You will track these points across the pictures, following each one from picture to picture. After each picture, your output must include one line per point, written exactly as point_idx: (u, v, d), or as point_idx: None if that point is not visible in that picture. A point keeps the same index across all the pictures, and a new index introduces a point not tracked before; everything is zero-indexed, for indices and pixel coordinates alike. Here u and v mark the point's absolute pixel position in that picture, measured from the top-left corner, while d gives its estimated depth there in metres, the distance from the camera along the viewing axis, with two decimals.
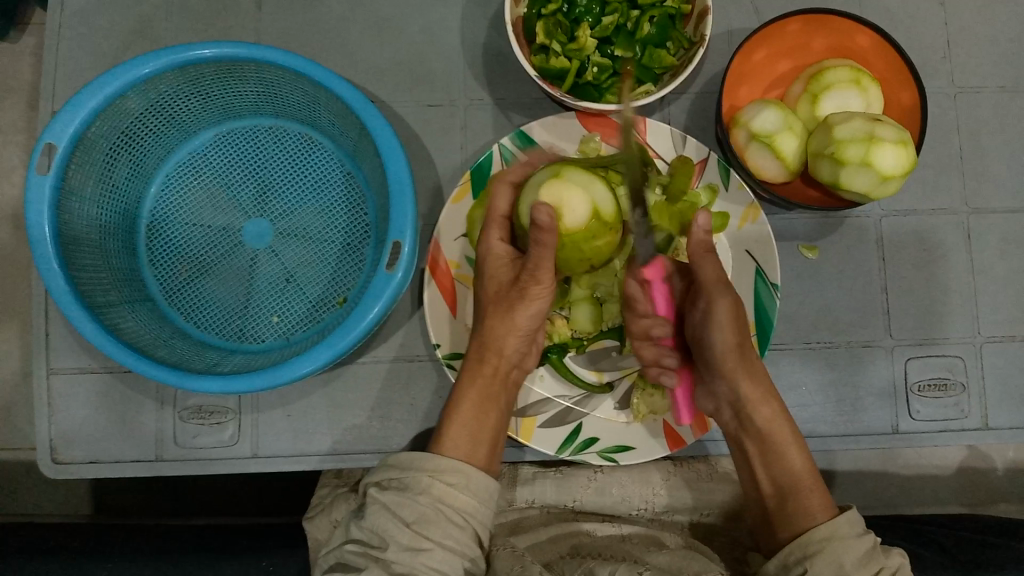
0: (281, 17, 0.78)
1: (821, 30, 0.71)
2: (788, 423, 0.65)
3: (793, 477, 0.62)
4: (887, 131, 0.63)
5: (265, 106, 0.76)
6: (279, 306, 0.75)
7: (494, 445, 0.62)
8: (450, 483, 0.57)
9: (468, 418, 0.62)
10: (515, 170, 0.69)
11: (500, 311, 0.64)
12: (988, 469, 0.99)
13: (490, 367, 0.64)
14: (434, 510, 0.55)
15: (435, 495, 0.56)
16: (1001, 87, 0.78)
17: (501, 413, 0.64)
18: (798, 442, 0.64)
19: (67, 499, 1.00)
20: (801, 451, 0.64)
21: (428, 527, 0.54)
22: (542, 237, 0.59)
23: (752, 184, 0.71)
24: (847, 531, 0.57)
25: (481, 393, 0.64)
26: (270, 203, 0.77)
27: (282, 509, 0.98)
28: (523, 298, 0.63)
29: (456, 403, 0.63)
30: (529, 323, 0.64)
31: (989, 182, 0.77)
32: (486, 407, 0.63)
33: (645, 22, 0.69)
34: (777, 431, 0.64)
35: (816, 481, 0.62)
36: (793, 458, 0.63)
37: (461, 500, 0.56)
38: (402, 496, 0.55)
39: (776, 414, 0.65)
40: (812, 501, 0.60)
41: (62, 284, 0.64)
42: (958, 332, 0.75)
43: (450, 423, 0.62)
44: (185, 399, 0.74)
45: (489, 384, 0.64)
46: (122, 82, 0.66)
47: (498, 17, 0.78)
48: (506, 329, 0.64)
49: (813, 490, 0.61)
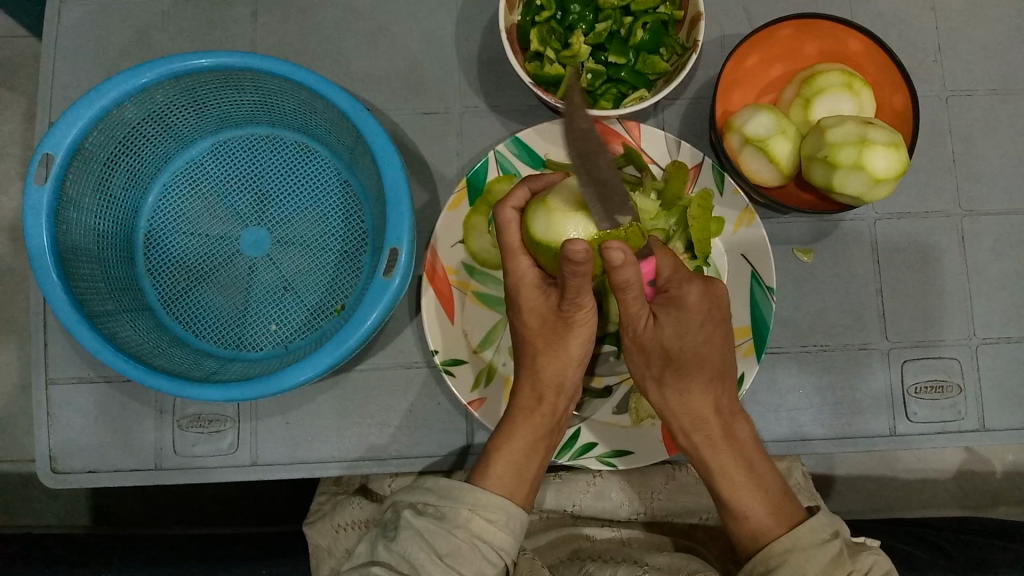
0: (277, 26, 0.78)
1: (812, 35, 0.71)
2: (728, 448, 0.62)
3: (743, 504, 0.59)
4: (879, 133, 0.64)
5: (262, 116, 0.77)
6: (277, 314, 0.75)
7: (534, 482, 0.62)
8: (490, 519, 0.57)
9: (513, 452, 0.61)
10: (519, 193, 0.64)
11: (550, 343, 0.63)
12: (987, 471, 0.99)
13: (547, 405, 0.63)
14: (468, 545, 0.55)
15: (473, 530, 0.56)
16: (993, 89, 0.79)
17: (549, 451, 0.63)
18: (746, 464, 0.61)
19: (66, 510, 1.00)
20: (752, 476, 0.61)
21: (459, 561, 0.54)
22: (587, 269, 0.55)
23: (748, 189, 0.71)
24: (810, 541, 0.56)
25: (529, 428, 0.63)
26: (268, 212, 0.77)
27: (282, 518, 0.98)
28: (569, 326, 0.63)
29: (505, 435, 0.62)
30: (580, 351, 0.64)
31: (982, 184, 0.78)
32: (537, 443, 0.62)
33: (639, 28, 0.70)
34: (714, 460, 0.61)
35: (771, 508, 0.59)
36: (739, 484, 0.60)
37: (498, 536, 0.56)
38: (437, 525, 0.55)
39: (716, 444, 0.62)
40: (765, 524, 0.58)
41: (60, 294, 0.64)
42: (953, 333, 0.76)
43: (495, 455, 0.61)
44: (184, 408, 0.75)
45: (543, 419, 0.63)
46: (119, 92, 0.66)
47: (492, 24, 0.78)
48: (559, 362, 0.64)
49: (764, 512, 0.59)
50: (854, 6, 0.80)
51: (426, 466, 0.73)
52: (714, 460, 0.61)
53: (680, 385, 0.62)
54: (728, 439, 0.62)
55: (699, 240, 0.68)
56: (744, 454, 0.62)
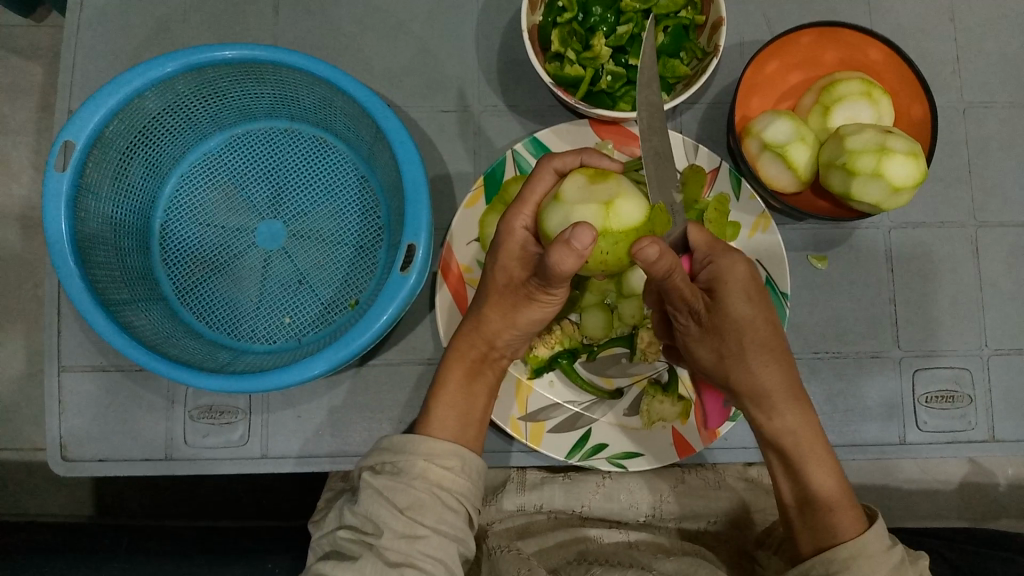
0: (299, 21, 0.79)
1: (832, 43, 0.71)
2: (817, 434, 0.61)
3: (821, 485, 0.59)
4: (898, 142, 0.64)
5: (280, 109, 0.77)
6: (291, 307, 0.75)
7: (480, 424, 0.64)
8: (446, 467, 0.57)
9: (455, 400, 0.63)
10: (568, 159, 0.62)
11: (502, 305, 0.62)
12: (990, 484, 0.99)
13: (474, 353, 0.64)
14: (428, 495, 0.55)
15: (431, 480, 0.56)
16: (1009, 102, 0.79)
17: (489, 395, 0.65)
18: (829, 455, 0.61)
19: (69, 500, 1.00)
20: (836, 468, 0.61)
21: (421, 512, 0.54)
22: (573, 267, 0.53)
23: (763, 194, 0.72)
24: (878, 548, 0.55)
25: (466, 375, 0.64)
26: (284, 205, 0.77)
27: (287, 512, 0.98)
28: (528, 301, 0.61)
29: (443, 384, 0.64)
30: (529, 324, 0.63)
31: (997, 195, 0.78)
32: (474, 387, 0.64)
33: (660, 31, 0.69)
34: (801, 437, 0.61)
35: (848, 495, 0.59)
36: (823, 472, 0.60)
37: (456, 482, 0.57)
38: (396, 481, 0.56)
39: (804, 423, 0.61)
40: (844, 519, 0.57)
41: (77, 281, 0.64)
42: (964, 343, 0.76)
43: (436, 402, 0.63)
44: (195, 399, 0.74)
45: (476, 366, 0.64)
46: (141, 81, 0.66)
47: (512, 24, 0.79)
48: (503, 323, 0.63)
49: (846, 506, 0.58)
50: (873, 15, 0.80)
51: None
52: (808, 444, 0.61)
53: (757, 351, 0.61)
54: (819, 431, 0.61)
55: None
56: (823, 440, 0.61)
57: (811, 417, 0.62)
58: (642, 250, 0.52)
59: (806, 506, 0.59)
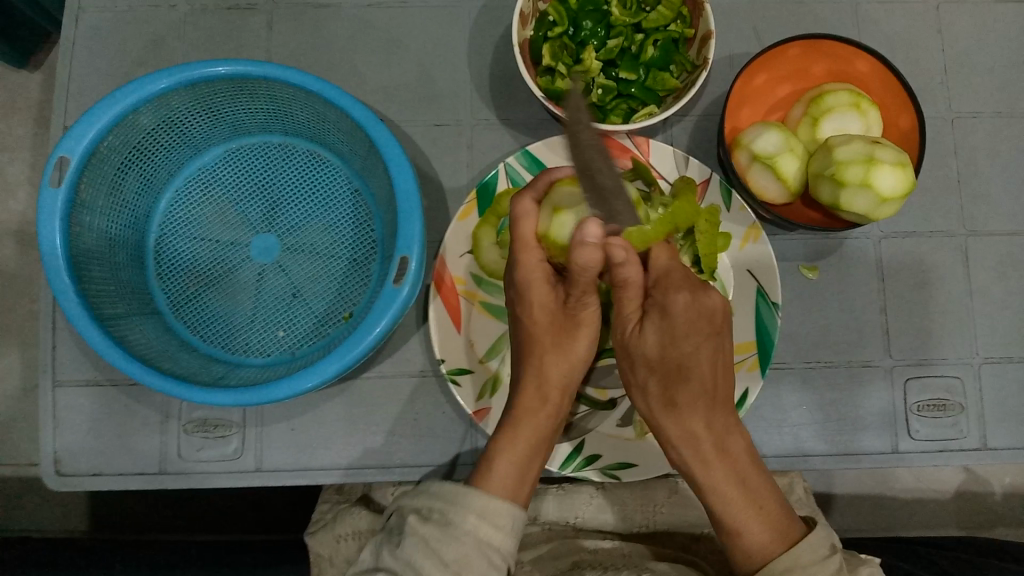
0: (292, 37, 0.79)
1: (819, 55, 0.72)
2: (721, 459, 0.58)
3: (737, 516, 0.56)
4: (886, 153, 0.64)
5: (274, 124, 0.77)
6: (285, 321, 0.75)
7: (532, 482, 0.60)
8: (496, 524, 0.54)
9: (516, 450, 0.60)
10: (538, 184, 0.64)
11: (557, 342, 0.63)
12: (986, 492, 0.99)
13: (552, 405, 0.62)
14: (476, 553, 0.52)
15: (479, 537, 0.53)
16: (996, 112, 0.80)
17: (548, 451, 0.62)
18: (737, 478, 0.57)
19: (64, 516, 0.99)
20: (749, 494, 0.57)
21: (468, 569, 0.52)
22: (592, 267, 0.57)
23: (754, 205, 0.72)
24: (811, 559, 0.53)
25: (532, 425, 0.61)
26: (278, 219, 0.78)
27: (283, 526, 0.98)
28: (576, 325, 0.63)
29: (506, 433, 0.61)
30: (585, 355, 0.64)
31: (985, 205, 0.78)
32: (535, 442, 0.61)
33: (650, 45, 0.70)
34: (711, 473, 0.57)
35: (770, 519, 0.56)
36: (739, 500, 0.56)
37: (505, 542, 0.54)
38: (445, 534, 0.53)
39: (708, 454, 0.58)
40: (763, 539, 0.55)
41: (71, 296, 0.64)
42: (955, 352, 0.76)
43: (494, 455, 0.59)
44: (190, 412, 0.75)
45: (543, 418, 0.62)
46: (136, 97, 0.67)
47: (503, 38, 0.79)
48: (563, 361, 0.63)
49: (761, 527, 0.55)
50: (860, 27, 0.81)
51: (429, 475, 0.73)
52: (703, 478, 0.58)
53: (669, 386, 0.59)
54: (720, 454, 0.58)
55: (706, 256, 0.68)
56: (735, 465, 0.57)
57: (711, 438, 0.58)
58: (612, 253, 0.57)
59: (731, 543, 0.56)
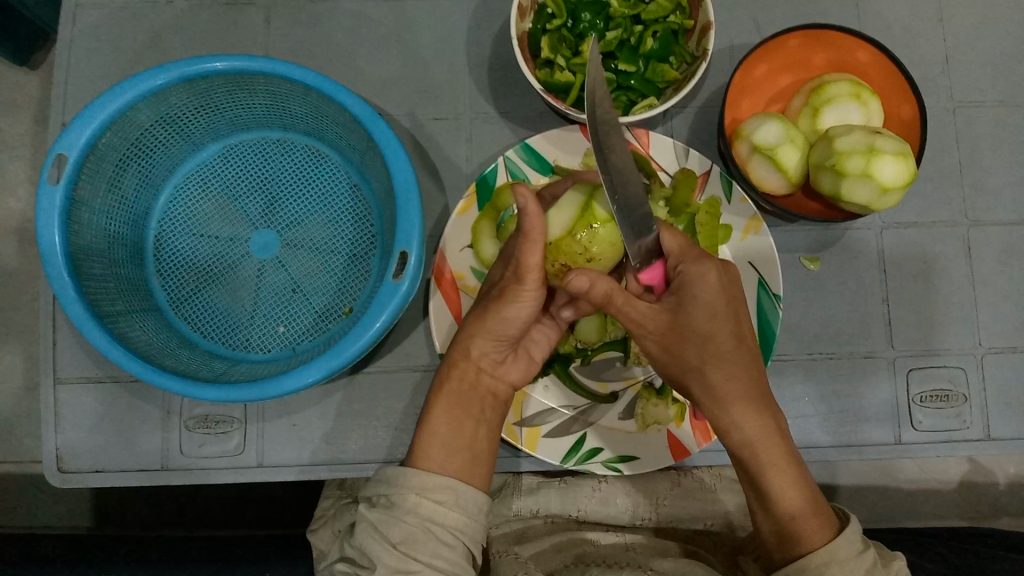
0: (290, 32, 0.79)
1: (821, 45, 0.72)
2: (777, 439, 0.57)
3: (788, 501, 0.56)
4: (887, 143, 0.64)
5: (272, 119, 0.77)
6: (285, 316, 0.75)
7: (472, 454, 0.59)
8: (438, 501, 0.54)
9: (440, 427, 0.59)
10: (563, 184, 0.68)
11: (484, 310, 0.62)
12: (990, 483, 0.99)
13: (463, 371, 0.62)
14: (421, 530, 0.53)
15: (423, 515, 0.54)
16: (999, 101, 0.79)
17: (479, 425, 0.61)
18: (792, 459, 0.58)
19: (69, 512, 1.00)
20: (799, 472, 0.57)
21: (416, 547, 0.52)
22: (533, 228, 0.57)
23: (755, 197, 0.72)
24: (847, 553, 0.54)
25: (454, 400, 0.61)
26: (277, 214, 0.77)
27: (287, 522, 0.98)
28: (505, 295, 0.61)
29: (428, 413, 0.60)
30: (506, 327, 0.62)
31: (988, 194, 0.78)
32: (458, 414, 0.60)
33: (649, 36, 0.70)
34: (766, 454, 0.57)
35: (818, 508, 0.56)
36: (784, 480, 0.57)
37: (451, 517, 0.54)
38: (390, 516, 0.54)
39: (762, 433, 0.57)
40: (809, 531, 0.55)
41: (71, 294, 0.64)
42: (958, 343, 0.76)
43: (422, 434, 0.59)
44: (192, 408, 0.75)
45: (457, 391, 0.61)
46: (133, 94, 0.66)
47: (502, 30, 0.79)
48: (483, 329, 0.62)
49: (809, 513, 0.56)
50: (861, 16, 0.80)
51: None
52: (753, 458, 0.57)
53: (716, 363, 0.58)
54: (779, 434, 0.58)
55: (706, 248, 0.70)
56: (787, 445, 0.58)
57: (770, 420, 0.58)
58: (572, 280, 0.56)
59: (776, 526, 0.57)
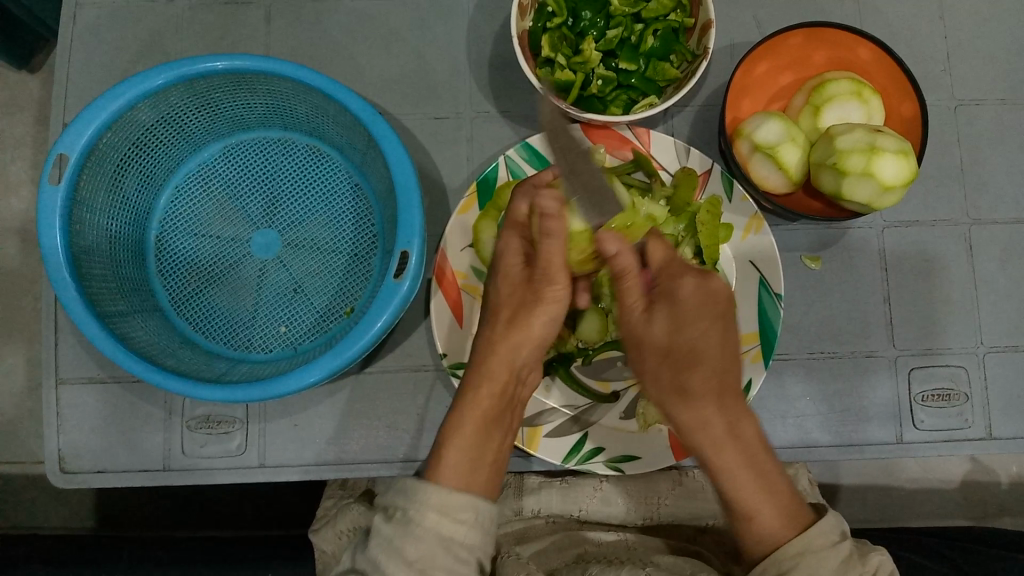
0: (290, 32, 0.79)
1: (821, 44, 0.72)
2: (737, 441, 0.56)
3: (750, 503, 0.54)
4: (887, 141, 0.64)
5: (273, 118, 0.77)
6: (286, 316, 0.75)
7: (494, 465, 0.58)
8: (460, 519, 0.53)
9: (467, 441, 0.58)
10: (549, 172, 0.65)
11: (517, 316, 0.62)
12: (992, 482, 0.99)
13: (500, 385, 0.60)
14: (439, 548, 0.51)
15: (441, 533, 0.52)
16: (1000, 99, 0.79)
17: (506, 434, 0.60)
18: (754, 462, 0.55)
19: (71, 513, 1.00)
20: (760, 474, 0.55)
21: (431, 566, 0.50)
22: (556, 228, 0.59)
23: (756, 195, 0.72)
24: (821, 543, 0.52)
25: (487, 415, 0.59)
26: (278, 214, 0.77)
27: (289, 522, 0.98)
28: (538, 299, 0.62)
29: (456, 425, 0.59)
30: (545, 330, 0.62)
31: (989, 193, 0.78)
32: (491, 427, 0.59)
33: (650, 35, 0.70)
34: (719, 455, 0.56)
35: (785, 509, 0.54)
36: (749, 482, 0.55)
37: (469, 535, 0.53)
38: (406, 533, 0.51)
39: (720, 434, 0.56)
40: (774, 528, 0.53)
41: (72, 294, 0.64)
42: (960, 341, 0.76)
43: (447, 447, 0.57)
44: (193, 409, 0.75)
45: (494, 404, 0.60)
46: (134, 94, 0.67)
47: (502, 29, 0.79)
48: (522, 337, 0.61)
49: (772, 513, 0.54)
50: (862, 14, 0.80)
51: None
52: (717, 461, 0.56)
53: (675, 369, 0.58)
54: (734, 436, 0.56)
55: (708, 246, 0.69)
56: (749, 447, 0.56)
57: (727, 423, 0.56)
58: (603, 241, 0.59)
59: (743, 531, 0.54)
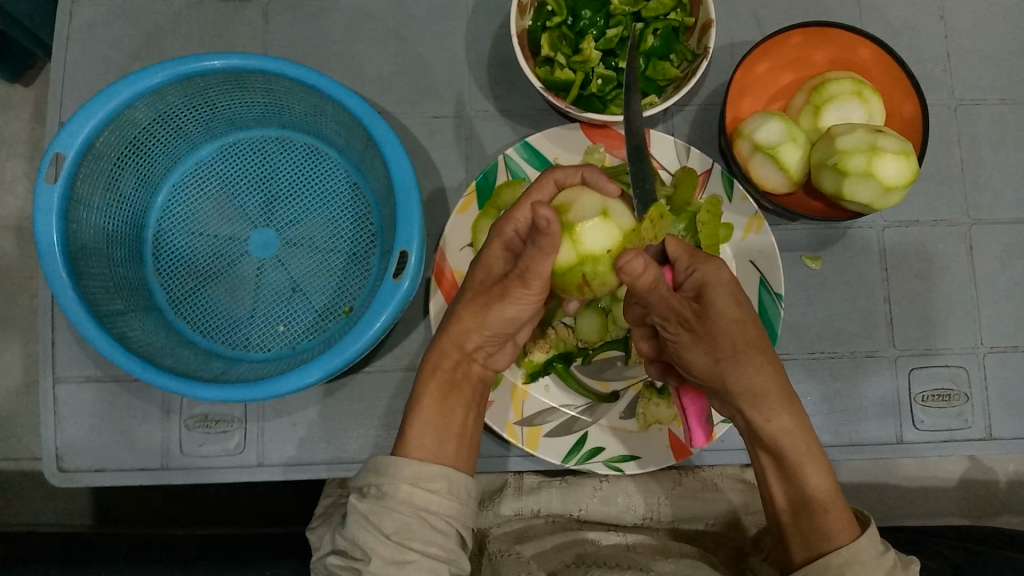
0: (288, 29, 0.79)
1: (823, 43, 0.71)
2: (808, 433, 0.59)
3: (814, 488, 0.57)
4: (889, 141, 0.64)
5: (271, 117, 0.77)
6: (285, 315, 0.75)
7: (462, 440, 0.60)
8: (431, 490, 0.54)
9: (431, 415, 0.60)
10: (569, 173, 0.62)
11: (477, 310, 0.61)
12: (990, 480, 0.99)
13: (450, 364, 0.62)
14: (415, 519, 0.53)
15: (416, 504, 0.54)
16: (1000, 98, 0.79)
17: (467, 409, 0.62)
18: (820, 454, 0.59)
19: (69, 510, 1.00)
20: (826, 464, 0.59)
21: (410, 536, 0.52)
22: (551, 246, 0.53)
23: (756, 195, 0.71)
24: (870, 554, 0.53)
25: (443, 387, 0.62)
26: (277, 213, 0.77)
27: (288, 519, 0.98)
28: (504, 297, 0.60)
29: (419, 397, 0.61)
30: (502, 325, 0.61)
31: (989, 193, 0.78)
32: (450, 402, 0.61)
33: (650, 34, 0.69)
34: (800, 446, 0.58)
35: (840, 501, 0.57)
36: (817, 472, 0.58)
37: (442, 504, 0.54)
38: (381, 506, 0.53)
39: (792, 424, 0.59)
40: (834, 523, 0.55)
41: (70, 294, 0.64)
42: (959, 341, 0.76)
43: (414, 421, 0.60)
44: (191, 408, 0.74)
45: (449, 377, 0.62)
46: (130, 92, 0.66)
47: (501, 27, 0.79)
48: (475, 325, 0.61)
49: (835, 503, 0.56)
50: (862, 13, 0.80)
51: None
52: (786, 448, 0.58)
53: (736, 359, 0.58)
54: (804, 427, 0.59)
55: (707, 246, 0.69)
56: (814, 439, 0.59)
57: (792, 415, 0.59)
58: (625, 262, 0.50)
59: (797, 518, 0.57)
